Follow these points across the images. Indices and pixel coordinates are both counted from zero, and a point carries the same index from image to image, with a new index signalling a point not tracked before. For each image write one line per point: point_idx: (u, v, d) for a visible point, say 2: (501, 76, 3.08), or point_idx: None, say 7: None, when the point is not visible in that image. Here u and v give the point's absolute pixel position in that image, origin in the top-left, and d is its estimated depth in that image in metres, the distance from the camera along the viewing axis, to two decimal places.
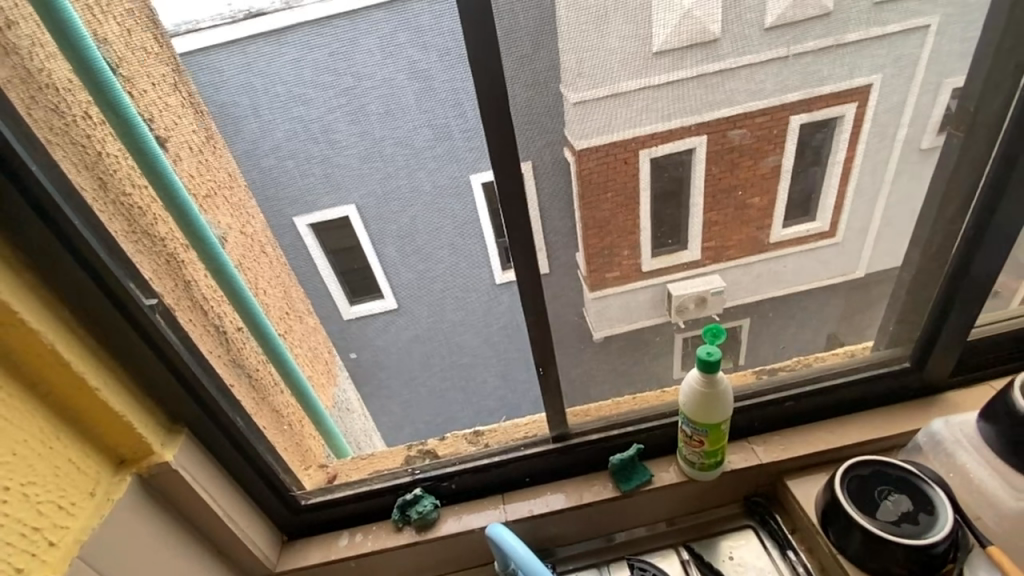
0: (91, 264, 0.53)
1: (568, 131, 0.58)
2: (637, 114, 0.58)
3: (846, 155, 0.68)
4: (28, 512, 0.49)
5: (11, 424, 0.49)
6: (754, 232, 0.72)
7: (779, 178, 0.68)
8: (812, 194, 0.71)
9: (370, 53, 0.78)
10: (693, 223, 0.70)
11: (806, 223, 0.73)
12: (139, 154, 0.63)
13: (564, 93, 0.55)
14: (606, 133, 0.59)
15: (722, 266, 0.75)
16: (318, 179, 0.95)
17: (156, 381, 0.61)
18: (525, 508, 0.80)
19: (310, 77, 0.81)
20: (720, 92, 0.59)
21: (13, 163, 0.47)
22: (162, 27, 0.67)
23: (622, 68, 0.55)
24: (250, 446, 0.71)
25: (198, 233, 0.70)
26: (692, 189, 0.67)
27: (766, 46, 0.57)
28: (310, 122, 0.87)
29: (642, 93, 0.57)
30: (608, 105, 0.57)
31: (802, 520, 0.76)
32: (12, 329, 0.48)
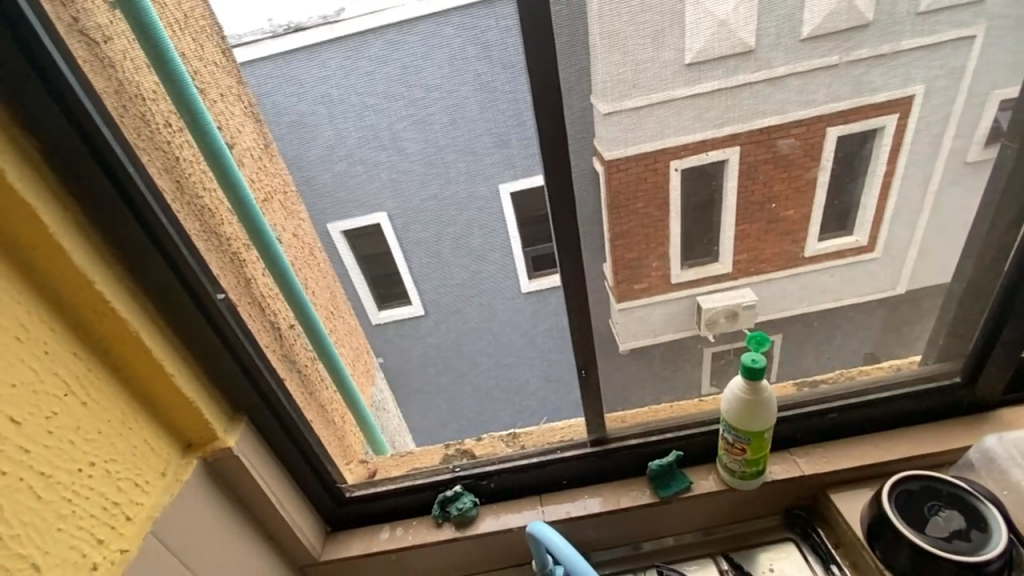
0: (174, 260, 0.57)
1: (617, 141, 0.60)
2: (688, 123, 0.60)
3: (888, 165, 0.68)
4: (109, 487, 0.53)
5: (97, 404, 0.53)
6: (790, 246, 0.73)
7: (818, 188, 0.69)
8: (853, 207, 0.72)
9: (439, 66, 0.79)
10: (726, 237, 0.71)
11: (845, 236, 0.74)
12: (212, 159, 0.67)
13: (617, 103, 0.57)
14: (657, 141, 0.60)
15: (752, 279, 0.76)
16: (383, 183, 1.13)
17: (222, 371, 0.65)
18: (563, 510, 0.81)
19: (382, 88, 0.87)
20: (773, 102, 0.60)
21: (112, 165, 0.52)
22: (224, 34, 0.70)
23: (673, 78, 0.56)
24: (302, 437, 0.74)
25: (261, 235, 0.75)
26: (726, 198, 0.68)
27: (818, 55, 0.58)
28: (381, 130, 0.95)
29: (691, 101, 0.59)
30: (660, 113, 0.58)
31: (847, 534, 0.75)
32: (105, 317, 0.53)
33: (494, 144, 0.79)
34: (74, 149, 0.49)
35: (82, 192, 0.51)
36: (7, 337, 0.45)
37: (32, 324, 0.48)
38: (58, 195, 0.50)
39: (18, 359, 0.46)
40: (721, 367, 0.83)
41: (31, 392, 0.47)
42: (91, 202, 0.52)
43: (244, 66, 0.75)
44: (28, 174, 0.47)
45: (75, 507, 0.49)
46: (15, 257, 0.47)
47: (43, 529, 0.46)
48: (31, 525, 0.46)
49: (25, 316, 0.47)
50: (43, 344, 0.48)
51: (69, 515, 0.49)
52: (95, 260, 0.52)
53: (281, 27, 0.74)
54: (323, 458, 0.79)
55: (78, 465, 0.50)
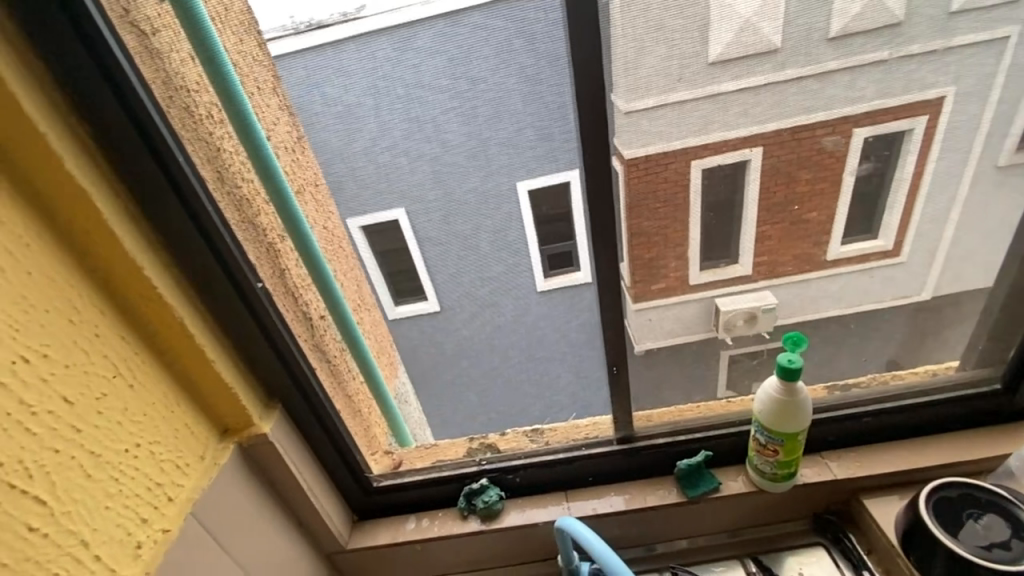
0: (217, 248, 0.58)
1: (661, 136, 0.66)
2: (734, 118, 0.69)
3: (917, 168, 0.77)
4: (152, 468, 0.54)
5: (142, 388, 0.54)
6: (811, 247, 0.89)
7: (842, 200, 0.82)
8: (877, 216, 0.85)
9: (484, 69, 1.02)
10: (744, 241, 0.87)
11: (869, 239, 0.88)
12: (253, 150, 0.69)
13: (661, 98, 0.62)
14: (701, 135, 0.69)
15: (773, 282, 0.91)
16: (421, 157, 1.33)
17: (259, 358, 0.66)
18: (589, 507, 0.80)
19: (430, 80, 1.10)
20: (820, 98, 0.68)
21: (161, 153, 0.53)
22: (258, 29, 0.69)
23: (721, 71, 0.63)
24: (333, 426, 0.75)
25: (296, 225, 0.76)
26: (747, 213, 0.84)
27: (870, 49, 0.65)
28: (412, 84, 1.09)
29: (737, 95, 0.66)
30: (705, 106, 0.66)
31: (880, 540, 0.73)
32: (152, 302, 0.54)
33: (537, 136, 0.85)
34: (126, 136, 0.50)
35: (132, 179, 0.52)
36: (60, 319, 0.47)
37: (83, 307, 0.49)
38: (110, 181, 0.51)
39: (70, 340, 0.47)
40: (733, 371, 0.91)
41: (82, 372, 0.48)
42: (141, 190, 0.53)
43: (278, 59, 0.74)
44: (83, 159, 0.48)
45: (122, 486, 0.50)
46: (68, 241, 0.48)
47: (92, 506, 0.48)
48: (81, 502, 0.47)
49: (77, 299, 0.48)
50: (93, 327, 0.50)
51: (117, 494, 0.50)
52: (143, 246, 0.53)
53: (302, 24, 0.75)
54: (352, 447, 0.79)
55: (125, 446, 0.51)
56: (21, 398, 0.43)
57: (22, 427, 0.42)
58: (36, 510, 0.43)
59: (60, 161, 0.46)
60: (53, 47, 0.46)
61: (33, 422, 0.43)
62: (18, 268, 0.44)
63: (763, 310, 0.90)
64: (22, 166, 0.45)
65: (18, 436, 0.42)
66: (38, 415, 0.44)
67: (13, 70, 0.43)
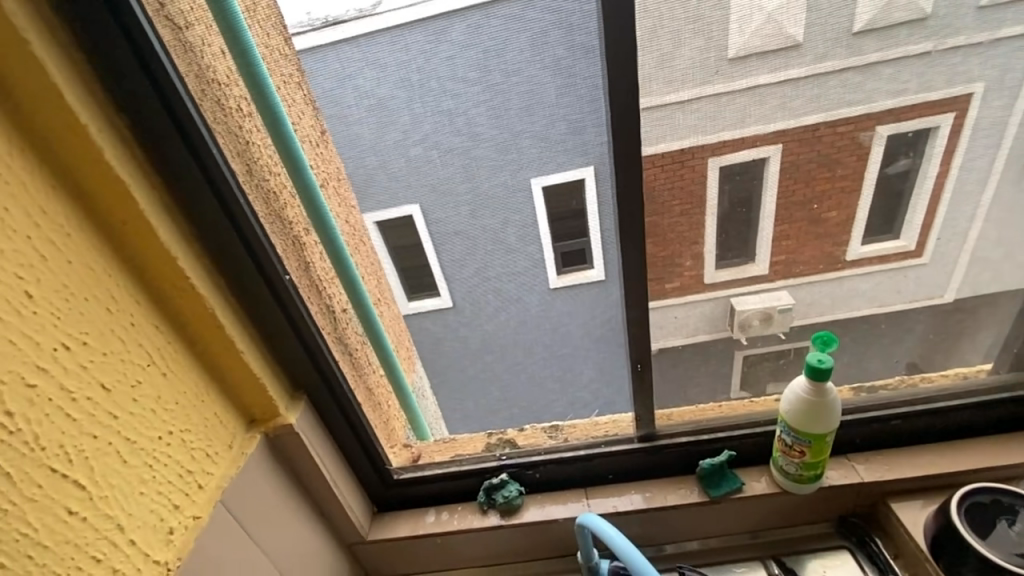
0: (248, 240, 0.59)
1: (694, 132, 0.63)
2: (771, 112, 0.64)
3: (942, 166, 0.74)
4: (184, 455, 0.55)
5: (174, 376, 0.55)
6: (832, 248, 0.81)
7: (862, 195, 0.76)
8: (900, 214, 0.79)
9: (519, 53, 0.77)
10: (763, 236, 0.76)
11: (890, 239, 0.81)
12: (282, 144, 0.69)
13: (694, 93, 0.60)
14: (738, 128, 0.64)
15: (790, 282, 0.82)
16: (456, 168, 1.11)
17: (286, 350, 0.66)
18: (610, 504, 0.80)
19: (461, 74, 0.87)
20: (863, 91, 0.64)
21: (196, 145, 0.53)
22: (283, 22, 0.68)
23: (759, 66, 0.59)
24: (357, 418, 0.76)
25: (323, 220, 0.76)
26: (766, 203, 0.73)
27: (913, 41, 0.61)
28: (456, 113, 0.94)
29: (775, 87, 0.61)
30: (741, 99, 0.62)
31: (907, 545, 0.72)
32: (184, 293, 0.55)
33: (569, 130, 0.77)
34: (163, 129, 0.51)
35: (167, 172, 0.53)
36: (98, 308, 0.48)
37: (120, 297, 0.50)
38: (146, 173, 0.51)
39: (108, 329, 0.48)
40: (753, 371, 0.88)
41: (118, 360, 0.49)
42: (175, 182, 0.54)
43: (303, 54, 0.72)
44: (121, 152, 0.49)
45: (156, 473, 0.51)
46: (106, 232, 0.49)
47: (128, 491, 0.49)
48: (118, 487, 0.48)
49: (114, 289, 0.49)
50: (129, 316, 0.51)
51: (151, 480, 0.51)
52: (177, 237, 0.54)
53: (320, 20, 0.72)
54: (375, 440, 0.80)
55: (159, 433, 0.52)
56: (61, 384, 0.44)
57: (63, 413, 0.43)
58: (76, 494, 0.44)
59: (99, 152, 0.46)
60: (93, 40, 0.46)
61: (74, 408, 0.44)
62: (59, 257, 0.45)
63: (780, 311, 0.83)
64: (63, 157, 0.45)
65: (59, 421, 0.43)
66: (78, 401, 0.45)
67: (56, 63, 0.43)
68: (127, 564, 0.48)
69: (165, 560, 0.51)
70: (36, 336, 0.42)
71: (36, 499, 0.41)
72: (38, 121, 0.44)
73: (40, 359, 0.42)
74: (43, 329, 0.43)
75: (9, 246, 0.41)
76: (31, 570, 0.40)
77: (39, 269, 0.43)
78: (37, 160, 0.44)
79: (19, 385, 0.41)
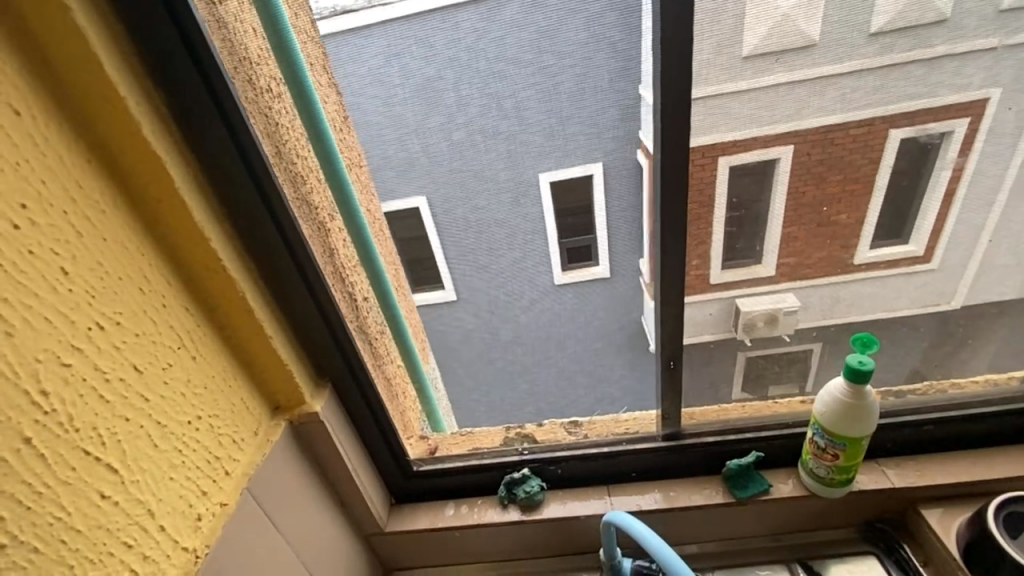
0: (281, 224, 0.57)
1: (750, 122, 0.64)
2: (830, 104, 0.66)
3: (956, 167, 0.78)
4: (211, 441, 0.53)
5: (203, 360, 0.54)
6: (839, 250, 0.85)
7: (872, 197, 0.80)
8: (912, 223, 0.85)
9: (574, 34, 0.74)
10: (771, 241, 0.80)
11: (899, 244, 0.87)
12: (313, 128, 0.68)
13: (753, 83, 0.60)
14: (791, 121, 0.66)
15: (795, 286, 0.86)
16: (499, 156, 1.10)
17: (313, 336, 0.65)
18: (633, 502, 0.79)
19: (510, 55, 0.81)
20: (925, 84, 0.66)
21: (234, 124, 0.52)
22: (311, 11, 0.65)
23: (824, 56, 0.60)
24: (381, 408, 0.75)
25: (349, 207, 0.75)
26: (772, 210, 0.76)
27: (980, 36, 0.63)
28: (504, 97, 0.91)
29: (836, 78, 0.63)
30: (801, 90, 0.63)
31: (938, 552, 0.71)
32: (215, 275, 0.54)
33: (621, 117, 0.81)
34: (200, 105, 0.49)
35: (202, 150, 0.52)
36: (132, 288, 0.46)
37: (152, 277, 0.49)
38: (182, 151, 0.50)
39: (140, 309, 0.47)
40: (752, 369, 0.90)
41: (150, 342, 0.47)
42: (210, 161, 0.52)
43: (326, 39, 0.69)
44: (158, 127, 0.47)
45: (185, 458, 0.50)
46: (140, 210, 0.48)
47: (158, 476, 0.47)
48: (148, 471, 0.46)
49: (147, 268, 0.48)
50: (161, 297, 0.49)
51: (180, 465, 0.50)
52: (210, 218, 0.52)
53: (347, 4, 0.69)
54: (396, 432, 0.79)
55: (188, 417, 0.51)
56: (95, 364, 0.42)
57: (97, 394, 0.42)
58: (108, 478, 0.43)
59: (137, 126, 0.45)
60: (133, 12, 0.44)
61: (107, 389, 0.43)
62: (94, 233, 0.43)
63: (784, 313, 0.86)
64: (99, 130, 0.44)
65: (93, 402, 0.42)
66: (111, 382, 0.43)
67: (96, 32, 0.42)
68: (157, 550, 0.47)
69: (193, 547, 0.50)
70: (70, 314, 0.41)
71: (69, 481, 0.39)
72: (76, 93, 0.42)
73: (75, 338, 0.41)
74: (77, 307, 0.41)
75: (45, 219, 0.39)
76: (63, 555, 0.39)
77: (74, 245, 0.41)
78: (73, 133, 0.42)
79: (55, 364, 0.39)
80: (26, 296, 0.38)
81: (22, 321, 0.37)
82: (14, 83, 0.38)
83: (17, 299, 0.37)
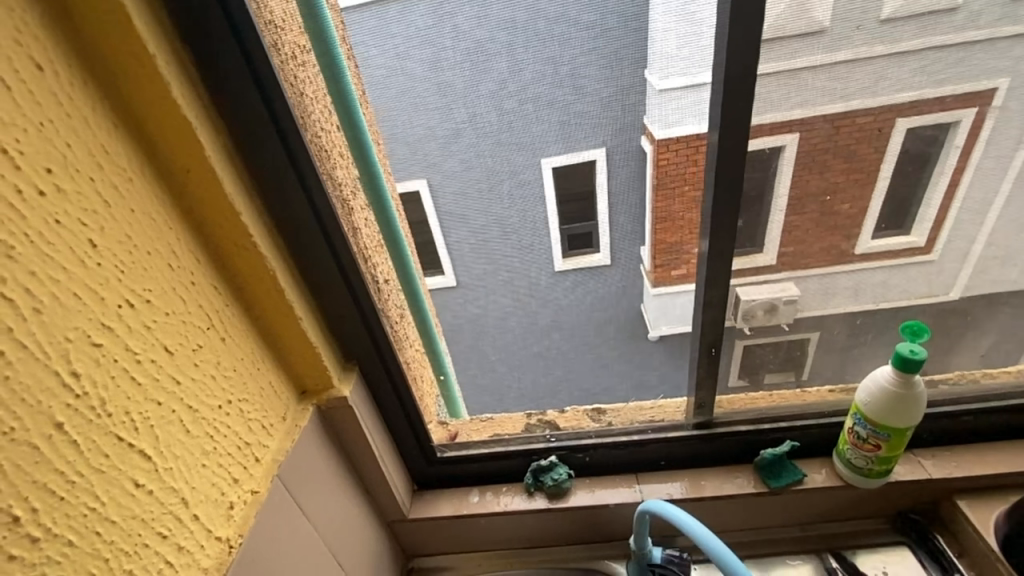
0: (314, 200, 0.54)
1: (821, 97, 0.55)
2: (907, 77, 0.56)
3: (959, 163, 0.67)
4: (242, 427, 0.51)
5: (232, 341, 0.51)
6: (840, 240, 0.71)
7: (878, 188, 0.67)
8: (910, 205, 0.71)
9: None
10: (772, 226, 0.66)
11: (901, 236, 0.74)
12: (338, 96, 0.60)
13: (830, 54, 0.52)
14: (866, 95, 0.56)
15: (797, 274, 0.72)
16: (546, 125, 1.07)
17: (341, 318, 0.62)
18: (663, 491, 0.78)
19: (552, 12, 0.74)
20: (1010, 58, 0.57)
21: (269, 91, 0.47)
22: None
23: (907, 26, 0.52)
24: (408, 394, 0.72)
25: (376, 185, 0.69)
26: (776, 192, 0.63)
27: None
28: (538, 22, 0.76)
29: (920, 53, 0.54)
30: (880, 65, 0.54)
31: (973, 543, 0.70)
32: (245, 253, 0.50)
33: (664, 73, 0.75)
34: (234, 68, 0.45)
35: (234, 118, 0.48)
36: (160, 263, 0.43)
37: (181, 253, 0.45)
38: (211, 116, 0.46)
39: (170, 286, 0.44)
40: (751, 357, 0.80)
41: (180, 321, 0.44)
42: (240, 130, 0.49)
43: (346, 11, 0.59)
44: (188, 91, 0.43)
45: (216, 444, 0.47)
46: (167, 180, 0.45)
47: (191, 464, 0.45)
48: (181, 459, 0.44)
49: (176, 244, 0.45)
50: (189, 274, 0.46)
51: (212, 452, 0.47)
52: (241, 192, 0.49)
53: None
54: (423, 418, 0.77)
55: (219, 402, 0.48)
56: (125, 344, 0.39)
57: (129, 376, 0.39)
58: (142, 466, 0.40)
59: (167, 89, 0.41)
60: None
61: (138, 371, 0.40)
62: (122, 204, 0.40)
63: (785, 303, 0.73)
64: (126, 92, 0.40)
65: (125, 385, 0.39)
66: (142, 364, 0.40)
67: None
68: (191, 541, 0.44)
69: (226, 537, 0.48)
70: (100, 290, 0.38)
71: (102, 470, 0.37)
72: (101, 48, 0.38)
73: (106, 317, 0.38)
74: (107, 283, 0.38)
75: (72, 187, 0.36)
76: (98, 548, 0.36)
77: (103, 216, 0.38)
78: (98, 94, 0.39)
79: (85, 344, 0.36)
80: (55, 269, 0.34)
81: (51, 297, 0.34)
82: (36, 33, 0.34)
83: (44, 272, 0.34)
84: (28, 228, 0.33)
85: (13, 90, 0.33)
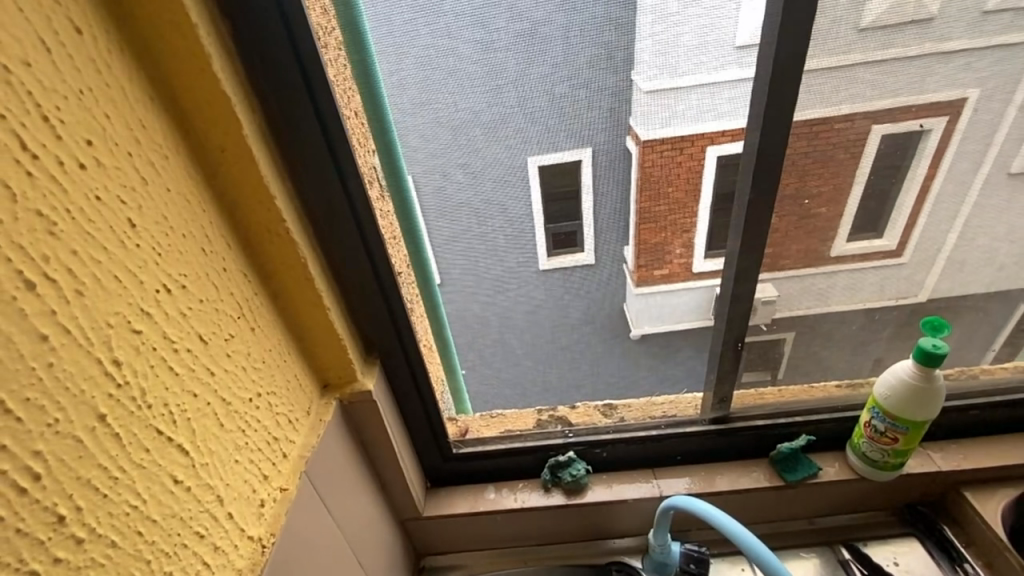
0: (347, 183, 0.51)
1: (871, 92, 0.55)
2: (953, 74, 0.55)
3: (931, 168, 0.63)
4: (270, 421, 0.48)
5: (262, 331, 0.48)
6: (818, 245, 0.67)
7: (853, 192, 0.63)
8: (885, 209, 0.66)
9: None
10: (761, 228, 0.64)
11: (872, 238, 0.68)
12: (364, 78, 0.53)
13: (880, 50, 0.52)
14: (911, 92, 0.56)
15: (779, 275, 0.69)
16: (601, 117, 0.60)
17: (366, 308, 0.60)
18: (681, 485, 0.78)
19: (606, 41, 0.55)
20: None
21: (308, 68, 0.45)
22: None
23: (956, 24, 0.52)
24: (427, 388, 0.70)
25: (399, 176, 0.61)
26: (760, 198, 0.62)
27: None
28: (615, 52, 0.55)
29: (966, 53, 0.54)
30: (928, 63, 0.54)
31: (980, 532, 0.72)
32: (276, 238, 0.48)
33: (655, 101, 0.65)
34: (275, 43, 0.43)
35: (270, 95, 0.45)
36: (195, 247, 0.40)
37: (213, 237, 0.43)
38: (247, 93, 0.43)
39: (204, 272, 0.41)
40: (756, 355, 0.77)
41: (213, 309, 0.42)
42: (274, 106, 0.46)
43: None
44: (227, 65, 0.41)
45: (248, 439, 0.45)
46: (200, 159, 0.42)
47: (225, 459, 0.43)
48: (216, 454, 0.41)
49: (208, 227, 0.42)
50: (221, 260, 0.44)
51: (245, 447, 0.45)
52: (275, 175, 0.47)
53: None
54: (440, 412, 0.75)
55: (250, 395, 0.45)
56: (163, 331, 0.37)
57: (166, 365, 0.37)
58: (180, 461, 0.38)
59: (207, 61, 0.39)
60: None
61: (175, 361, 0.38)
62: (158, 182, 0.37)
63: (761, 304, 0.71)
64: (164, 63, 0.38)
65: (163, 375, 0.37)
66: (179, 353, 0.38)
67: None
68: (226, 540, 0.42)
69: (258, 535, 0.46)
70: (139, 274, 0.35)
71: (144, 466, 0.35)
72: (139, 15, 0.36)
73: (144, 302, 0.35)
74: (146, 266, 0.36)
75: (111, 162, 0.33)
76: (140, 549, 0.34)
77: (141, 194, 0.36)
78: (135, 63, 0.36)
79: (125, 330, 0.34)
80: (95, 249, 0.32)
81: (92, 279, 0.32)
82: None
83: (86, 253, 0.31)
84: (69, 204, 0.30)
85: (52, 53, 0.30)
